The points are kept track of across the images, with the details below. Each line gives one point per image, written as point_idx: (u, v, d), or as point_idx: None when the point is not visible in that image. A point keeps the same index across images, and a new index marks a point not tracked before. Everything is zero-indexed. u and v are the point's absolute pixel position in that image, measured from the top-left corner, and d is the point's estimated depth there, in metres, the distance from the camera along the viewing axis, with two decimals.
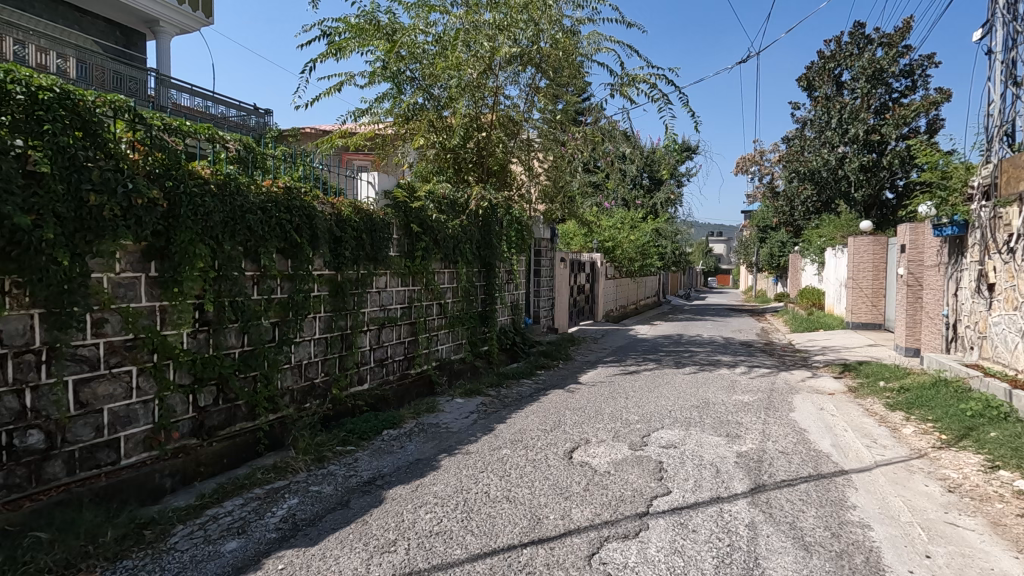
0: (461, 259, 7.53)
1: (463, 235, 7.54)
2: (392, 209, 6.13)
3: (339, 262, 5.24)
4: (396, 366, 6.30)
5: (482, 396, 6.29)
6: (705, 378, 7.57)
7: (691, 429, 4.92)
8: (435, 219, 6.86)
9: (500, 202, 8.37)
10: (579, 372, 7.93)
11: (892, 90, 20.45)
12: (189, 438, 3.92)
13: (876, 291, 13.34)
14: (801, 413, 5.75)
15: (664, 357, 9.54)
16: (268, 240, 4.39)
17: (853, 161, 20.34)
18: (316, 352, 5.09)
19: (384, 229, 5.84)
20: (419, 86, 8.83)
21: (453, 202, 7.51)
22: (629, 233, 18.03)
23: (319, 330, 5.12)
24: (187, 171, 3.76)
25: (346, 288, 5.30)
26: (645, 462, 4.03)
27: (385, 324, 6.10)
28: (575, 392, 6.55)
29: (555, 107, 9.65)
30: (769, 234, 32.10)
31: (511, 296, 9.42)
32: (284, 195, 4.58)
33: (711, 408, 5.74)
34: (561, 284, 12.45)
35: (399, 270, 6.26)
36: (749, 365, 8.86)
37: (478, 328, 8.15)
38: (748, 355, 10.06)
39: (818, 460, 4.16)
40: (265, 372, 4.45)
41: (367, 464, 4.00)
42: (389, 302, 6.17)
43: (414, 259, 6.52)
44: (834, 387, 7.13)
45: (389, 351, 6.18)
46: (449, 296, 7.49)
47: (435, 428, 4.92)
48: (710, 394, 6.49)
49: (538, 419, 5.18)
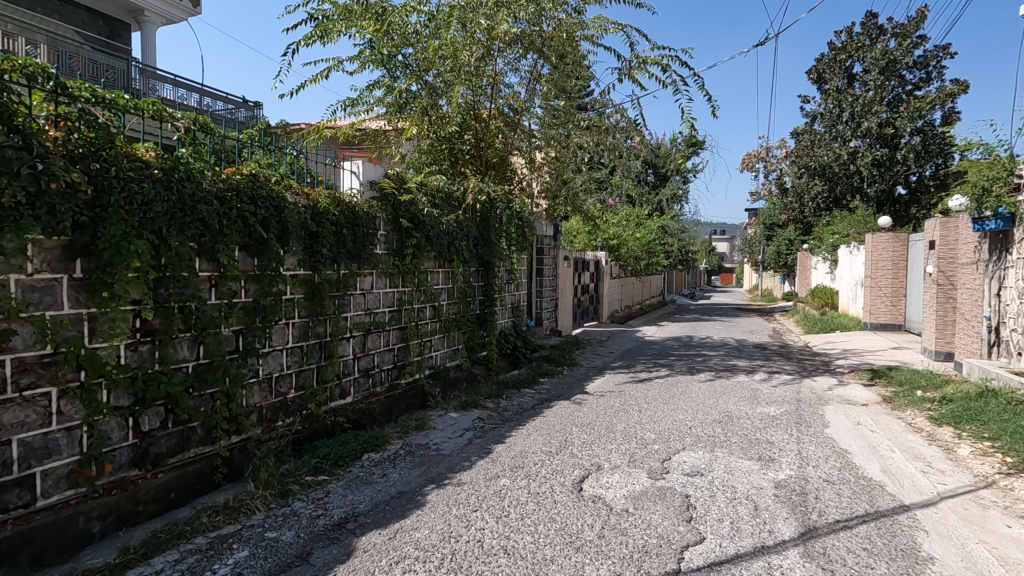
0: (457, 258, 6.90)
1: (459, 232, 6.93)
2: (378, 201, 5.50)
3: (315, 261, 4.62)
4: (384, 376, 5.69)
5: (480, 409, 5.68)
6: (723, 386, 6.95)
7: (717, 451, 4.30)
8: (427, 213, 6.22)
9: (499, 196, 7.74)
10: (586, 380, 7.32)
11: (905, 82, 19.82)
12: (130, 470, 3.32)
13: (895, 290, 12.73)
14: (836, 429, 5.12)
15: (676, 362, 8.93)
16: (227, 236, 3.77)
17: (866, 156, 19.67)
18: (288, 363, 4.48)
19: (369, 224, 5.22)
20: (412, 72, 8.30)
21: (448, 196, 6.90)
22: (635, 230, 17.40)
23: (293, 338, 4.52)
24: (122, 151, 3.15)
25: (324, 290, 4.68)
26: (670, 496, 3.40)
27: (371, 330, 5.49)
28: (582, 403, 5.94)
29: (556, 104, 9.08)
30: (776, 232, 31.40)
31: (512, 297, 8.81)
32: (247, 182, 3.96)
33: (734, 424, 5.11)
34: (565, 284, 11.84)
35: (386, 270, 5.63)
36: (767, 371, 8.23)
37: (476, 332, 7.55)
38: (765, 360, 9.43)
39: (871, 493, 3.54)
40: (225, 388, 3.84)
41: (339, 500, 3.39)
42: (376, 305, 5.56)
43: (404, 258, 5.90)
44: (866, 397, 6.50)
45: (376, 360, 5.58)
46: (443, 298, 6.88)
47: (424, 450, 4.31)
48: (731, 406, 5.86)
49: (542, 439, 4.56)
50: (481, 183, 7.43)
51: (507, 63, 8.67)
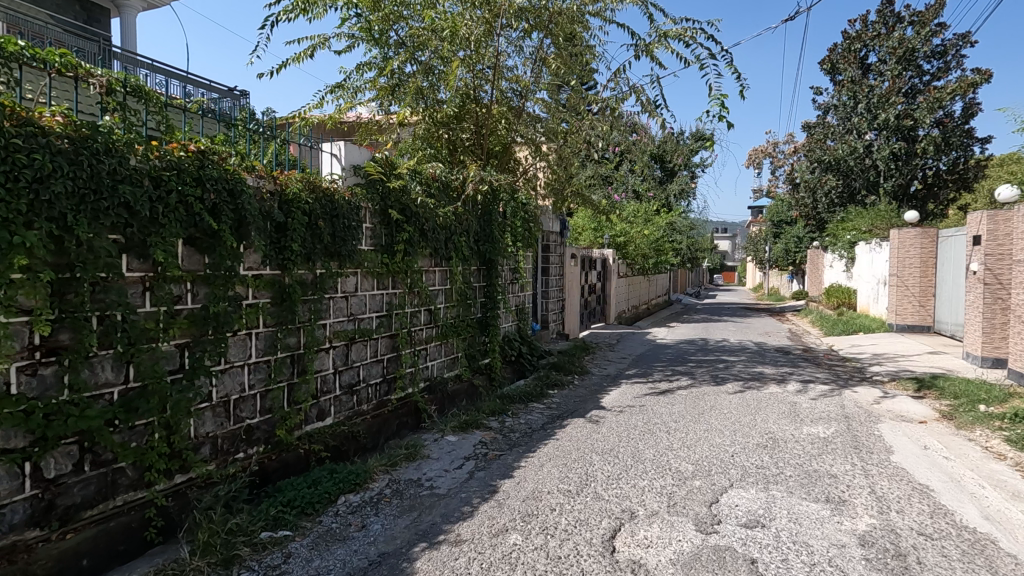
0: (455, 255, 6.13)
1: (457, 225, 6.16)
2: (363, 189, 4.72)
3: (284, 258, 3.83)
4: (371, 393, 4.92)
5: (482, 430, 4.89)
6: (757, 400, 6.16)
7: (772, 489, 3.52)
8: (422, 202, 5.43)
9: (504, 185, 6.94)
10: (600, 392, 6.52)
11: (923, 72, 19.06)
12: (26, 531, 2.54)
13: (924, 289, 11.98)
14: (902, 455, 4.32)
15: (696, 369, 8.15)
16: (164, 228, 2.98)
17: (884, 149, 18.89)
18: (251, 382, 3.71)
19: (351, 217, 4.44)
20: (405, 50, 7.54)
21: (445, 186, 6.13)
22: (643, 227, 16.61)
23: (256, 352, 3.73)
24: (7, 111, 2.38)
25: (294, 293, 3.90)
26: (731, 562, 2.63)
27: (355, 339, 4.72)
28: (600, 422, 5.15)
29: (552, 101, 8.36)
30: (785, 229, 30.59)
31: (516, 298, 8.02)
32: (193, 161, 3.16)
33: (782, 450, 4.33)
34: (573, 284, 11.06)
35: (373, 268, 4.85)
36: (799, 379, 7.43)
37: (477, 338, 6.77)
38: (793, 366, 8.63)
39: (987, 555, 2.76)
40: (164, 418, 3.07)
41: (302, 568, 2.62)
42: (361, 310, 4.78)
43: (394, 255, 5.11)
44: (920, 413, 5.71)
45: (362, 374, 4.82)
46: (440, 301, 6.09)
47: (416, 490, 3.52)
48: (772, 425, 5.08)
49: (558, 473, 3.78)
50: (483, 171, 6.64)
51: (510, 42, 7.90)
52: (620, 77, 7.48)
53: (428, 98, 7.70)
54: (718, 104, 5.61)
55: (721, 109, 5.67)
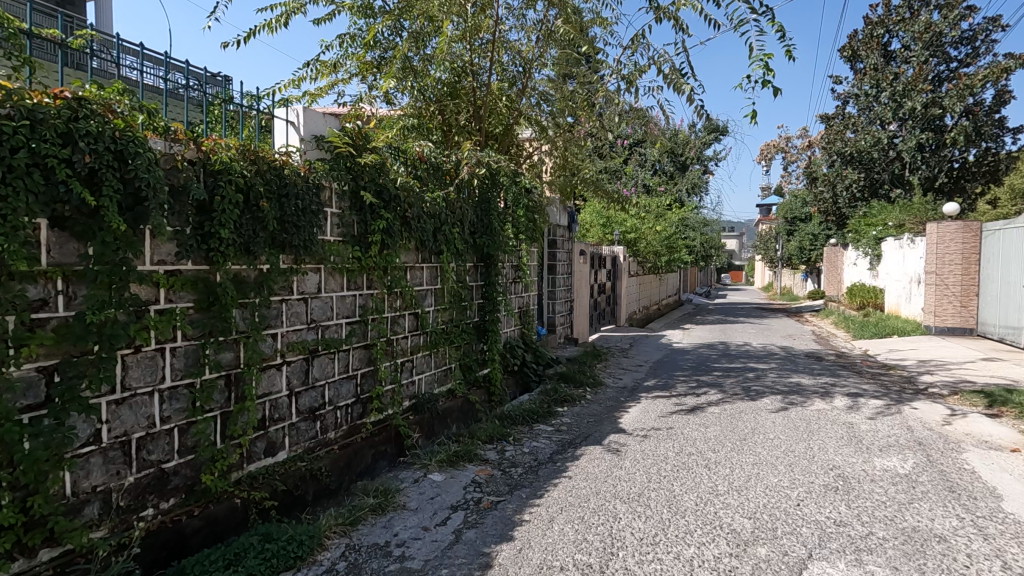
0: (446, 249, 5.20)
1: (448, 214, 5.23)
2: (327, 165, 3.79)
3: (210, 249, 2.90)
4: (337, 417, 4.00)
5: (475, 464, 3.95)
6: (804, 420, 5.19)
7: (868, 564, 2.57)
8: (406, 181, 4.51)
9: (505, 168, 6.00)
10: (617, 410, 5.56)
11: (950, 58, 17.96)
12: None
13: (965, 288, 10.99)
14: (1017, 502, 3.34)
15: (723, 379, 7.18)
16: (4, 202, 2.06)
17: (910, 140, 17.82)
18: (165, 414, 2.79)
19: (310, 199, 3.52)
20: (391, 19, 6.62)
21: (436, 168, 5.21)
22: (655, 222, 15.62)
23: (171, 374, 2.81)
24: None
25: (226, 295, 2.97)
26: None
27: (317, 352, 3.80)
28: (621, 452, 4.20)
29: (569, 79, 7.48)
30: (799, 226, 29.48)
31: (519, 300, 7.08)
32: (60, 110, 2.24)
33: (860, 495, 3.36)
34: (582, 283, 10.11)
35: (340, 263, 3.92)
36: (845, 392, 6.45)
37: (473, 346, 5.82)
38: (832, 375, 7.64)
39: None
40: (12, 475, 2.14)
41: None
42: (326, 315, 3.87)
43: (368, 248, 4.18)
44: (1007, 438, 4.72)
45: (328, 395, 3.93)
46: (428, 303, 5.16)
47: (379, 565, 2.59)
48: (835, 456, 4.11)
49: (573, 536, 2.84)
50: (481, 152, 5.71)
51: (511, 10, 6.97)
52: (637, 46, 6.52)
53: (421, 78, 6.81)
54: (762, 65, 4.61)
55: (766, 72, 4.67)
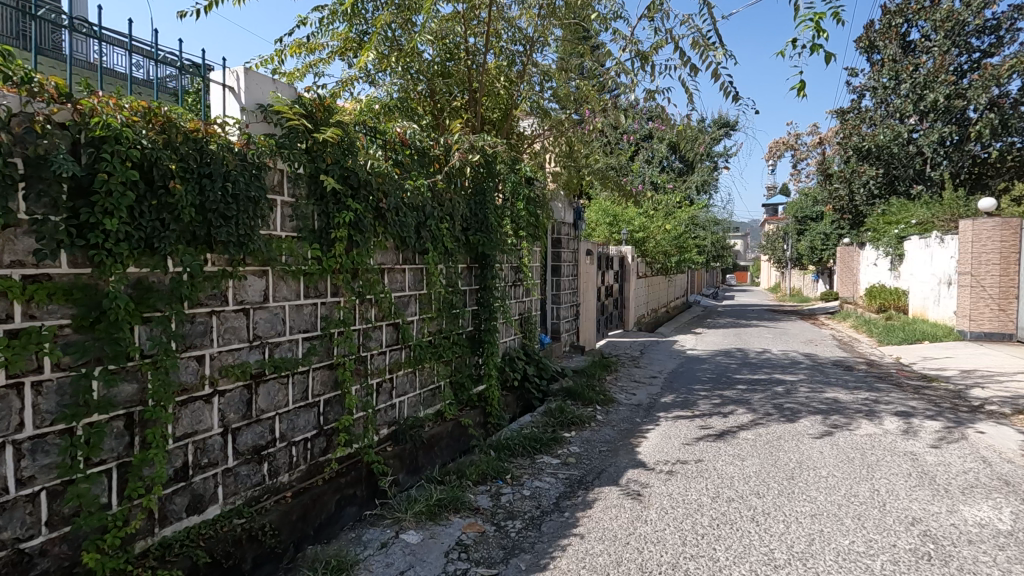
0: (433, 249, 4.42)
1: (436, 208, 4.46)
2: (276, 142, 3.03)
3: (90, 246, 2.11)
4: (290, 457, 3.22)
5: (461, 516, 3.16)
6: (856, 449, 4.38)
7: None
8: (380, 164, 3.73)
9: (500, 153, 5.22)
10: (633, 435, 4.76)
11: (973, 48, 17.00)
12: None
13: (1004, 290, 10.14)
14: None
15: (749, 395, 6.35)
16: None
17: (931, 134, 16.97)
18: (24, 475, 2.02)
19: (250, 181, 2.73)
20: None
21: (421, 154, 4.44)
22: (663, 221, 14.74)
23: (36, 419, 2.05)
24: None
25: (119, 308, 2.19)
26: None
27: (262, 377, 3.02)
28: (643, 497, 3.41)
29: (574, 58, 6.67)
30: (810, 225, 28.59)
31: (519, 305, 6.29)
32: None
33: (964, 569, 2.56)
34: (589, 285, 9.33)
35: (293, 266, 3.14)
36: (892, 411, 5.61)
37: (466, 359, 5.05)
38: (872, 390, 6.76)
39: None
40: None
41: None
42: (275, 330, 3.10)
43: (333, 246, 3.40)
44: None
45: (279, 428, 3.15)
46: (412, 312, 4.38)
47: None
48: (912, 503, 3.30)
49: None
50: (474, 136, 4.94)
51: None
52: (651, 17, 5.67)
53: (414, 67, 6.06)
54: (813, 26, 3.87)
55: (815, 34, 3.95)
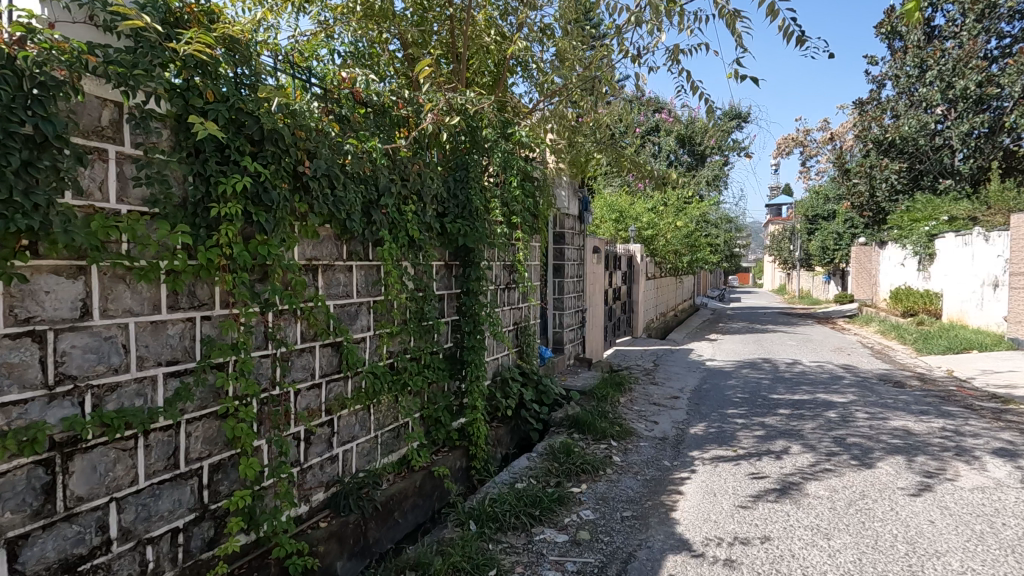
0: (390, 238, 3.21)
1: (397, 182, 3.24)
2: (101, 52, 1.83)
3: None
4: (135, 562, 2.01)
5: None
6: (977, 515, 3.17)
7: None
8: (301, 110, 2.51)
9: (487, 114, 4.01)
10: (665, 490, 3.56)
11: (1005, 32, 15.69)
12: None
13: None
14: None
15: (798, 424, 5.13)
16: None
17: (959, 125, 15.75)
18: None
19: (18, 104, 1.53)
20: None
21: (378, 113, 3.24)
22: (675, 216, 13.52)
23: None
24: None
25: None
26: None
27: (75, 442, 1.81)
28: None
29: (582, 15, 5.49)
30: (822, 224, 27.42)
31: (513, 313, 5.08)
32: None
33: None
34: (595, 287, 8.13)
35: (137, 258, 1.93)
36: (989, 449, 4.39)
37: (442, 386, 3.83)
38: (944, 416, 5.55)
39: None
40: None
41: None
42: (107, 366, 1.89)
43: (218, 228, 2.18)
44: None
45: (118, 522, 1.95)
46: (360, 326, 3.16)
47: None
48: None
49: None
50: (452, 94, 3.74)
51: None
52: None
53: (386, 19, 4.91)
54: None
55: None
